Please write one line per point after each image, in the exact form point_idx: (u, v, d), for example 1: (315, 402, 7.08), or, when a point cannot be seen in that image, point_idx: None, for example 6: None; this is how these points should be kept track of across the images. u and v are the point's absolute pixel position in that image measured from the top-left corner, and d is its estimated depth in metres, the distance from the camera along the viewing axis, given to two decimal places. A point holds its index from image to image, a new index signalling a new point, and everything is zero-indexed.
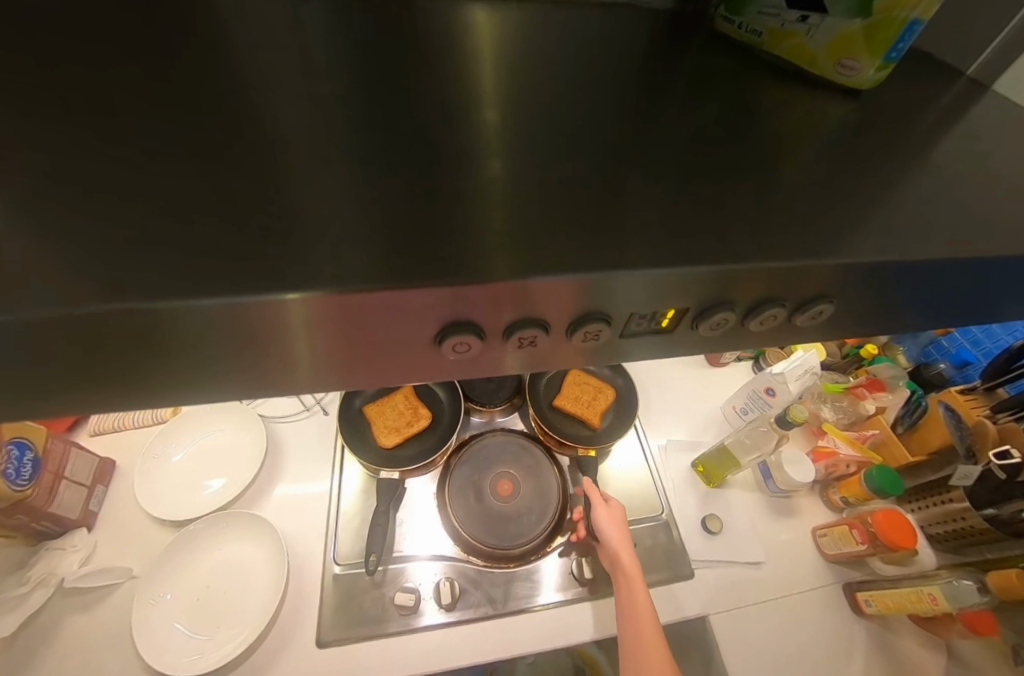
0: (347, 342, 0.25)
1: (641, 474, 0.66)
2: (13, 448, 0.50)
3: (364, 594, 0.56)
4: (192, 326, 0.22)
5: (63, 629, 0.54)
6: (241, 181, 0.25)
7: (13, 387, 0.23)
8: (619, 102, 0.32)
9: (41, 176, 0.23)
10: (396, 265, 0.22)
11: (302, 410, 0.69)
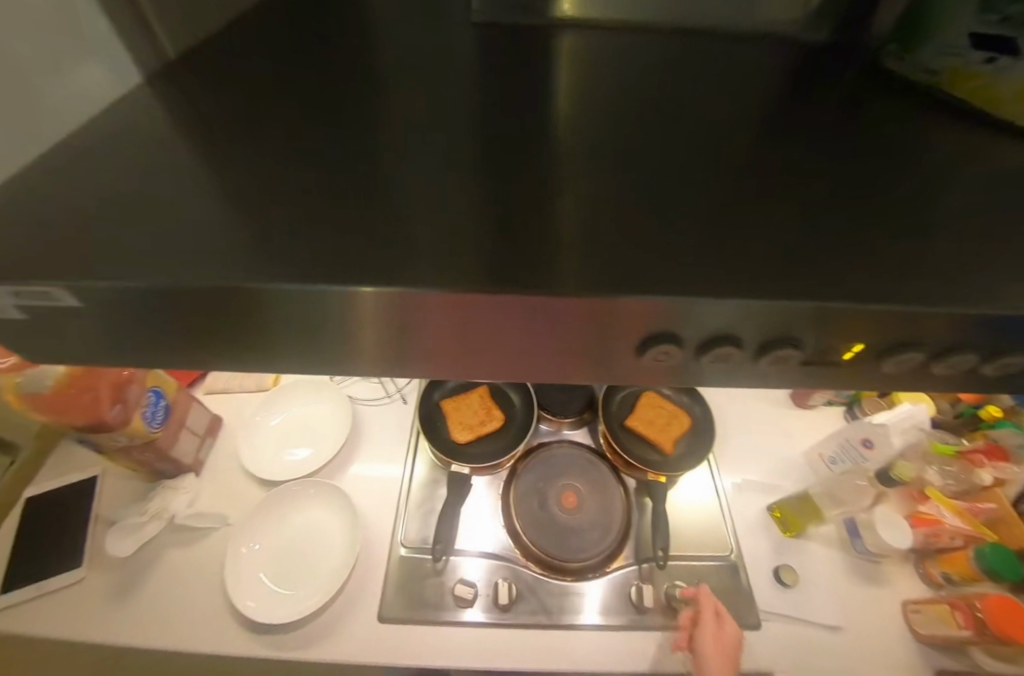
0: (410, 334, 0.27)
1: (710, 509, 0.64)
2: (151, 395, 0.59)
3: (425, 579, 0.58)
4: (274, 303, 0.24)
5: (165, 559, 0.61)
6: (360, 186, 0.28)
7: (187, 339, 0.29)
8: (724, 134, 0.32)
9: (256, 174, 0.28)
10: (462, 270, 0.23)
11: (384, 396, 0.74)
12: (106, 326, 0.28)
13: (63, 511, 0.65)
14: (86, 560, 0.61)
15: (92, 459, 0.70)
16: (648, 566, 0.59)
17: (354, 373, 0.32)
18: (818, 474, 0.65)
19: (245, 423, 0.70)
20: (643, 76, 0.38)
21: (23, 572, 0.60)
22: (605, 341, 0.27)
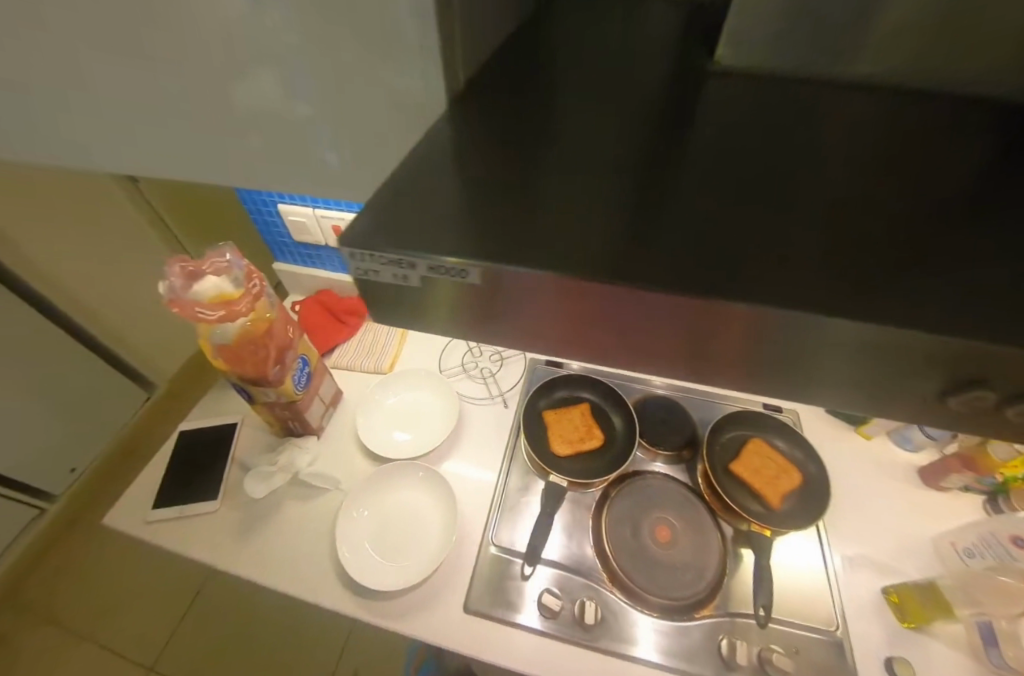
0: (491, 320, 0.24)
1: (816, 577, 0.60)
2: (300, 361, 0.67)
3: (512, 581, 0.60)
4: (366, 274, 0.23)
5: (283, 509, 0.68)
6: (496, 171, 0.26)
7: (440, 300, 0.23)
8: (917, 150, 0.27)
9: (485, 147, 0.28)
10: (565, 258, 0.20)
11: (487, 397, 0.78)
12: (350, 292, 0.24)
13: (208, 447, 0.75)
14: (220, 495, 0.70)
15: (234, 407, 0.80)
16: (744, 623, 0.56)
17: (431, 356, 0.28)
18: (949, 565, 0.59)
19: (364, 399, 0.77)
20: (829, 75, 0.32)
21: (173, 493, 0.70)
22: (735, 367, 0.21)
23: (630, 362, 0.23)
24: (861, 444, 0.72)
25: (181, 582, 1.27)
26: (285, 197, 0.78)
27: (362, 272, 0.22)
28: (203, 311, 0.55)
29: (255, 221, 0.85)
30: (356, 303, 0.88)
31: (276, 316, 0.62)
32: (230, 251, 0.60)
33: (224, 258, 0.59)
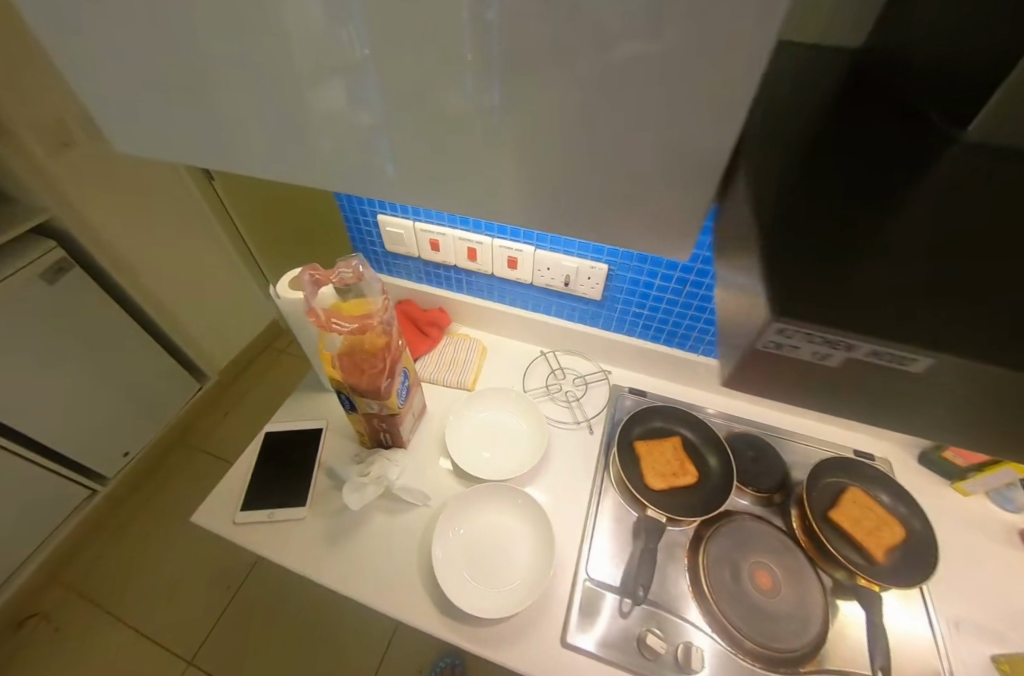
0: (809, 373, 0.23)
1: (922, 641, 0.58)
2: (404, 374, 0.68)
3: (610, 618, 0.58)
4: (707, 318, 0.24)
5: (371, 521, 0.68)
6: (789, 219, 0.25)
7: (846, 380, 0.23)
8: None
9: (779, 188, 0.27)
10: (921, 330, 0.20)
11: (573, 422, 0.79)
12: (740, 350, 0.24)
13: (295, 450, 0.75)
14: (308, 501, 0.70)
15: (319, 411, 0.81)
16: None
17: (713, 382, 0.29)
18: None
19: (452, 415, 0.77)
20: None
21: (260, 495, 0.70)
22: None
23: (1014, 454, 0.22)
24: (958, 500, 0.71)
25: (226, 570, 1.28)
26: (388, 210, 0.79)
27: (775, 345, 0.22)
28: (337, 323, 0.57)
29: (349, 230, 0.87)
30: (438, 315, 0.90)
31: (393, 334, 0.61)
32: (360, 260, 0.60)
33: (354, 268, 0.59)
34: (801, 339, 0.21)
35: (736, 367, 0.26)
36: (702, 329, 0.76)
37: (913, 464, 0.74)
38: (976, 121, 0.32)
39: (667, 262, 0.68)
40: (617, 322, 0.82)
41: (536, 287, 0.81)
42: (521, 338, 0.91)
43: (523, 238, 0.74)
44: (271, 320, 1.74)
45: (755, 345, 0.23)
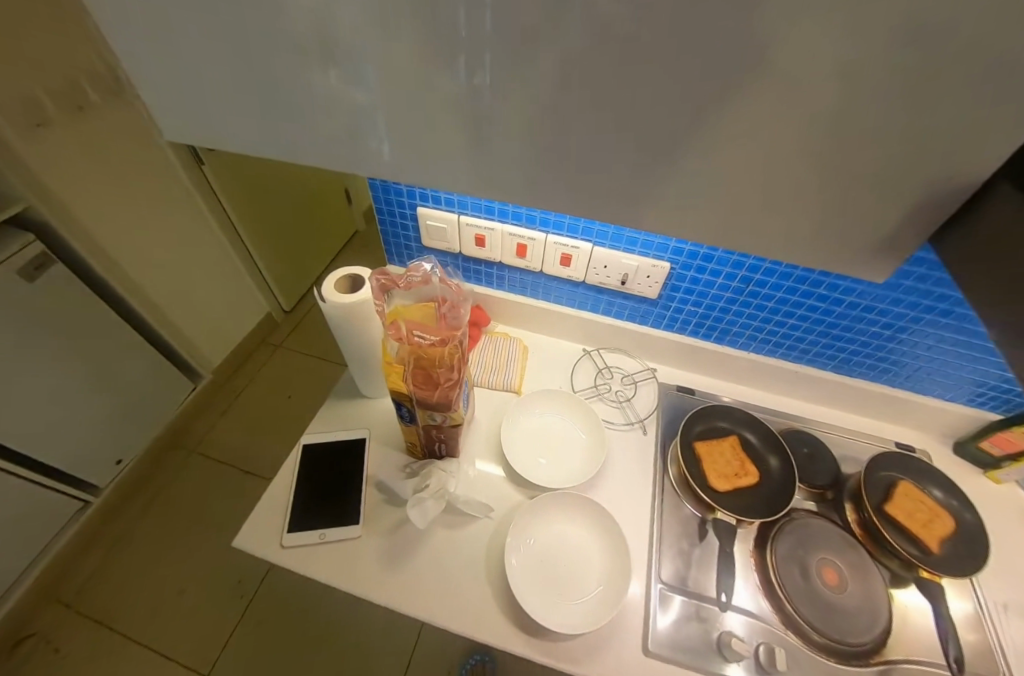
0: None
1: (972, 620, 0.60)
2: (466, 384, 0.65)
3: (689, 623, 0.59)
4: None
5: (431, 536, 0.65)
6: None
7: None
8: None
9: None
10: None
11: (625, 423, 0.77)
12: None
13: (341, 464, 0.72)
14: (361, 519, 0.66)
15: (360, 421, 0.78)
16: (909, 668, 0.56)
17: None
18: None
19: (507, 419, 0.75)
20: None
21: (310, 514, 0.66)
22: None
23: None
24: (990, 487, 0.73)
25: (241, 576, 1.22)
26: (429, 202, 0.73)
27: None
28: (419, 335, 0.55)
29: (382, 222, 0.80)
30: (477, 313, 0.85)
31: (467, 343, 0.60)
32: (431, 269, 0.62)
33: (423, 275, 0.61)
34: None
35: None
36: (757, 328, 0.74)
37: (951, 454, 0.76)
38: None
39: (732, 261, 0.64)
40: (668, 320, 0.78)
41: (586, 284, 0.77)
42: (563, 336, 0.87)
43: (580, 234, 0.69)
44: (266, 313, 1.63)
45: None
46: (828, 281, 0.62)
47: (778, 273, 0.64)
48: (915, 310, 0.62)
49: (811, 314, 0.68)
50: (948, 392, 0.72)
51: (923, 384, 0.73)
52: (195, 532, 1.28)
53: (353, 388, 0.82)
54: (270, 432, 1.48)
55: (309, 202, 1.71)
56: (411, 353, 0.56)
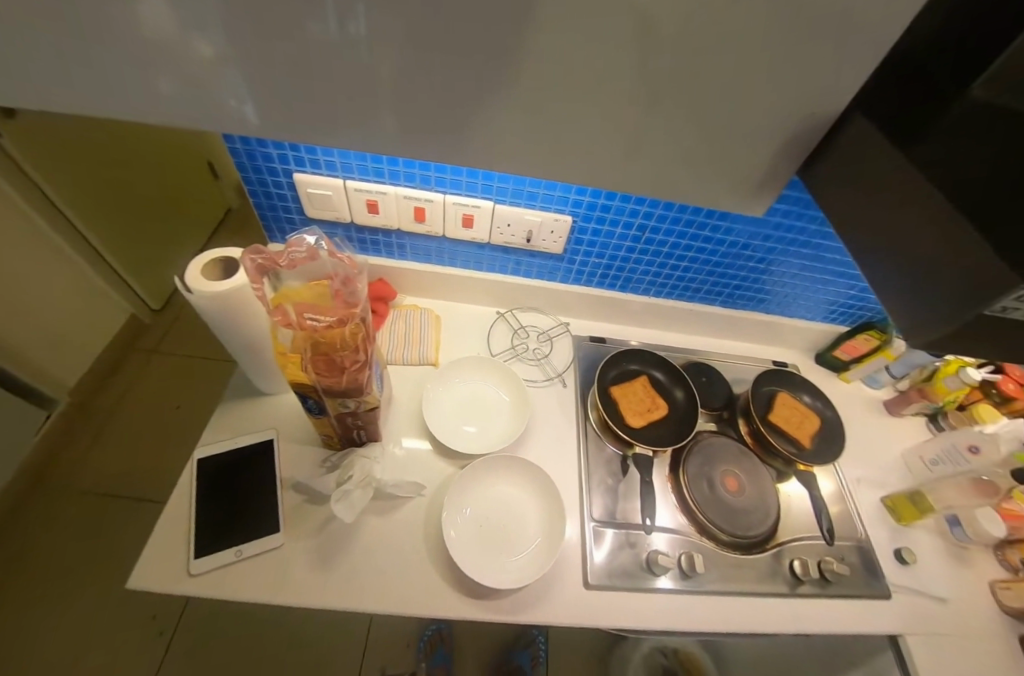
0: (997, 327, 0.31)
1: (835, 494, 0.74)
2: (375, 363, 0.61)
3: (622, 551, 0.63)
4: (944, 262, 0.31)
5: (362, 527, 0.62)
6: None
7: (992, 326, 0.31)
8: None
9: None
10: None
11: (545, 379, 0.79)
12: (947, 307, 0.31)
13: (247, 471, 0.64)
14: (282, 525, 0.61)
15: (264, 421, 0.70)
16: (795, 544, 0.67)
17: (915, 317, 0.34)
18: (918, 470, 0.76)
19: (427, 393, 0.72)
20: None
21: (221, 532, 0.59)
22: None
23: None
24: (842, 386, 0.88)
25: (156, 603, 1.07)
26: (306, 166, 0.64)
27: (998, 308, 0.29)
28: (312, 317, 0.49)
29: (254, 194, 0.69)
30: (381, 287, 0.79)
31: (370, 319, 0.55)
32: (313, 240, 0.55)
33: (307, 248, 0.53)
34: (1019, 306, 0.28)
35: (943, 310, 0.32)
36: (656, 273, 0.78)
37: (813, 364, 0.90)
38: None
39: (629, 209, 0.65)
40: (575, 274, 0.80)
41: (493, 246, 0.75)
42: (476, 302, 0.85)
43: (479, 192, 0.65)
44: (123, 316, 1.37)
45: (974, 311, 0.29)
46: (712, 222, 0.67)
47: (669, 218, 0.67)
48: (781, 243, 0.70)
49: (700, 254, 0.73)
50: (810, 312, 0.84)
51: (791, 308, 0.83)
52: (77, 580, 1.08)
53: (250, 387, 0.73)
54: (158, 450, 1.27)
55: (160, 178, 1.43)
56: (307, 339, 0.50)
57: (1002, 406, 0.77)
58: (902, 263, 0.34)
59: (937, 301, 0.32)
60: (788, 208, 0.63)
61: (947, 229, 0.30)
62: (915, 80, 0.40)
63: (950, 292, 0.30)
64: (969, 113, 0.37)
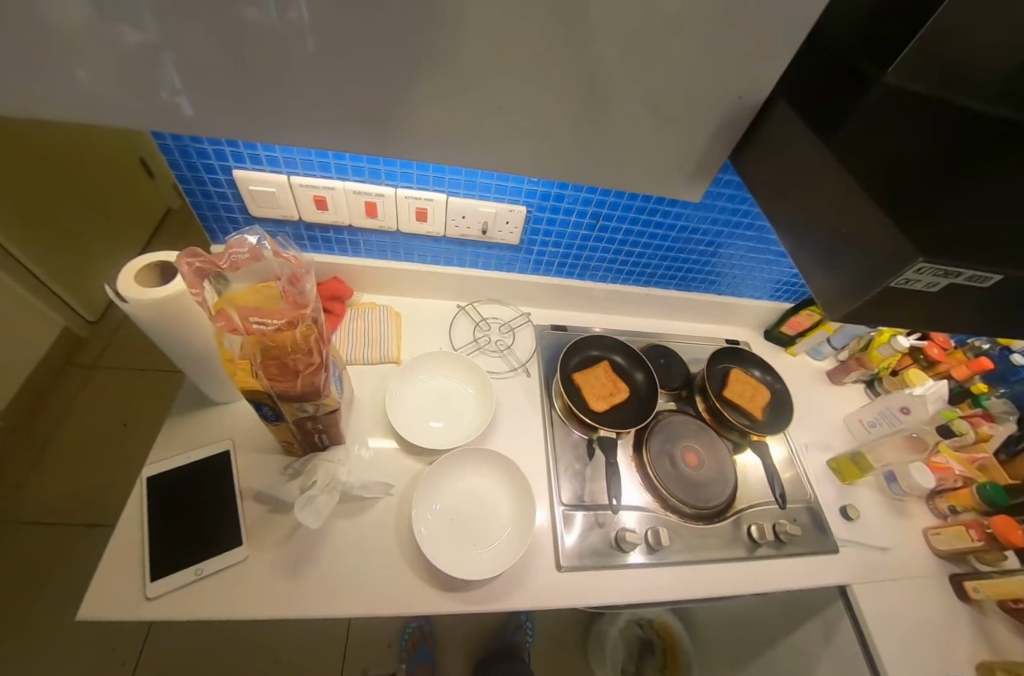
0: (909, 298, 0.34)
1: (786, 460, 0.79)
2: (332, 365, 0.60)
3: (592, 532, 0.65)
4: (861, 239, 0.33)
5: (331, 532, 0.61)
6: None
7: (905, 296, 0.34)
8: (938, 149, 0.38)
9: None
10: (966, 252, 0.30)
11: (509, 370, 0.79)
12: (867, 281, 0.33)
13: (202, 486, 0.61)
14: (245, 538, 0.58)
15: (219, 432, 0.67)
16: (752, 510, 0.72)
17: (841, 291, 0.37)
18: (858, 433, 0.82)
19: (389, 392, 0.71)
20: (975, 83, 0.41)
21: (178, 552, 0.56)
22: None
23: (964, 291, 0.32)
24: (790, 359, 0.93)
25: (116, 628, 1.02)
26: (246, 162, 0.60)
27: (906, 280, 0.31)
28: (258, 321, 0.47)
29: (190, 193, 0.65)
30: (336, 286, 0.76)
31: (323, 320, 0.53)
32: (256, 237, 0.51)
33: (250, 248, 0.50)
34: (924, 277, 0.30)
35: (864, 283, 0.34)
36: (612, 260, 0.80)
37: (763, 340, 0.95)
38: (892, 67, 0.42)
39: (582, 198, 0.66)
40: (534, 264, 0.80)
41: (449, 239, 0.74)
42: (436, 296, 0.84)
43: (431, 185, 0.64)
44: (57, 330, 1.27)
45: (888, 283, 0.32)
46: (662, 208, 0.68)
47: (621, 206, 0.68)
48: (727, 226, 0.73)
49: (653, 240, 0.75)
50: (757, 292, 0.88)
51: (740, 288, 0.88)
52: (17, 618, 0.99)
53: (201, 398, 0.70)
54: (104, 470, 1.19)
55: (86, 179, 1.32)
56: (254, 344, 0.47)
57: (929, 370, 0.86)
58: (825, 241, 0.37)
59: (858, 275, 0.34)
60: (730, 193, 0.65)
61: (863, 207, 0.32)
62: (828, 76, 0.43)
63: (869, 267, 0.33)
64: (878, 102, 0.41)
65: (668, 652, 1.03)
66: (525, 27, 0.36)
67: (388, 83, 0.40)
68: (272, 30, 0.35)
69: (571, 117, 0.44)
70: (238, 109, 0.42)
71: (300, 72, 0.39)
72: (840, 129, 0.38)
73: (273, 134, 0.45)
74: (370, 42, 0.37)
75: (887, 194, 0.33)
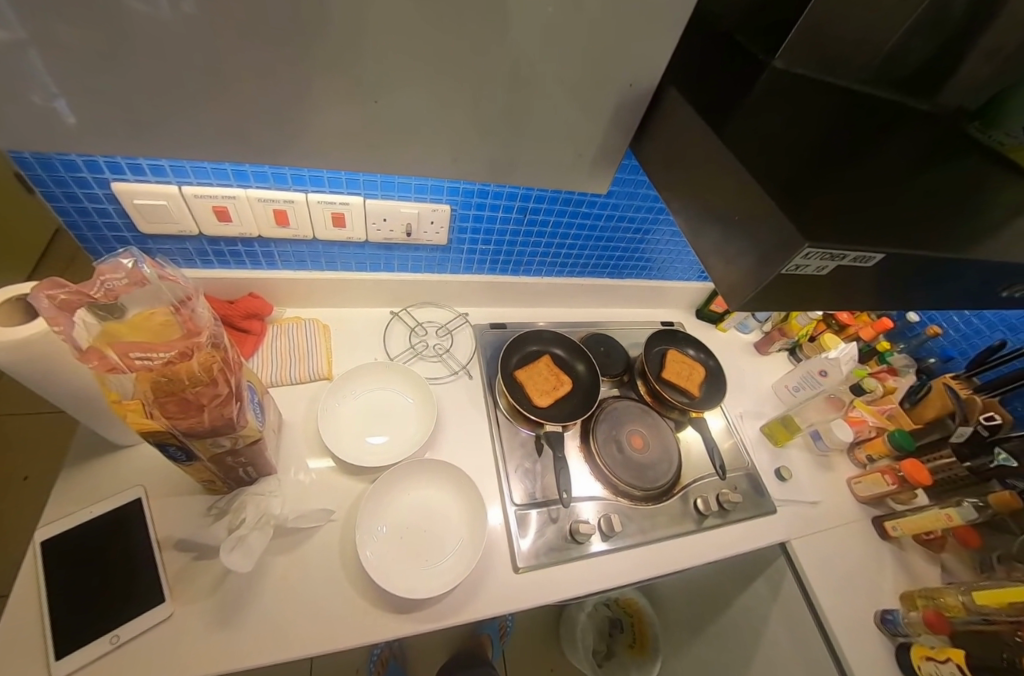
0: (804, 281, 0.36)
1: (723, 432, 0.83)
2: (248, 392, 0.55)
3: (546, 528, 0.65)
4: (758, 227, 0.34)
5: (270, 569, 0.57)
6: None
7: (802, 280, 0.35)
8: (819, 131, 0.40)
9: None
10: (849, 235, 0.31)
11: (450, 374, 0.78)
12: (766, 266, 0.34)
13: (110, 543, 0.54)
14: (168, 593, 0.52)
15: (128, 480, 0.60)
16: (696, 484, 0.75)
17: (745, 277, 0.38)
18: (785, 398, 0.88)
19: (320, 411, 0.67)
20: (854, 67, 0.44)
21: (84, 619, 0.48)
22: None
23: (849, 271, 0.35)
24: (722, 336, 0.98)
25: None
26: (126, 173, 0.52)
27: (795, 266, 0.33)
28: (139, 357, 0.42)
29: (62, 211, 0.55)
30: (252, 304, 0.71)
31: (227, 345, 0.49)
32: (134, 260, 0.44)
33: (128, 272, 0.44)
34: (810, 260, 0.32)
35: (759, 271, 0.35)
36: (544, 253, 0.79)
37: (695, 320, 0.99)
38: (780, 54, 0.44)
39: (507, 194, 0.65)
40: (466, 263, 0.78)
41: (373, 244, 0.70)
42: (367, 305, 0.81)
43: (346, 187, 0.60)
44: None
45: (781, 269, 0.33)
46: (587, 199, 0.69)
47: (547, 199, 0.68)
48: (651, 214, 0.75)
49: (581, 231, 0.76)
50: (685, 274, 0.92)
51: (669, 272, 0.91)
52: None
53: (102, 443, 0.62)
54: None
55: None
56: (144, 382, 0.42)
57: (840, 333, 0.94)
58: (725, 227, 0.38)
59: (757, 262, 0.35)
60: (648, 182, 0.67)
61: (759, 195, 0.33)
62: (724, 66, 0.45)
63: (766, 252, 0.34)
64: (768, 88, 0.43)
65: (636, 627, 1.09)
66: (426, 20, 0.35)
67: (285, 81, 0.38)
68: (142, 22, 0.32)
69: (485, 111, 0.44)
70: (113, 115, 0.38)
71: (184, 70, 0.35)
72: (736, 116, 0.39)
73: (161, 141, 0.41)
74: (262, 36, 0.34)
75: (776, 178, 0.34)
